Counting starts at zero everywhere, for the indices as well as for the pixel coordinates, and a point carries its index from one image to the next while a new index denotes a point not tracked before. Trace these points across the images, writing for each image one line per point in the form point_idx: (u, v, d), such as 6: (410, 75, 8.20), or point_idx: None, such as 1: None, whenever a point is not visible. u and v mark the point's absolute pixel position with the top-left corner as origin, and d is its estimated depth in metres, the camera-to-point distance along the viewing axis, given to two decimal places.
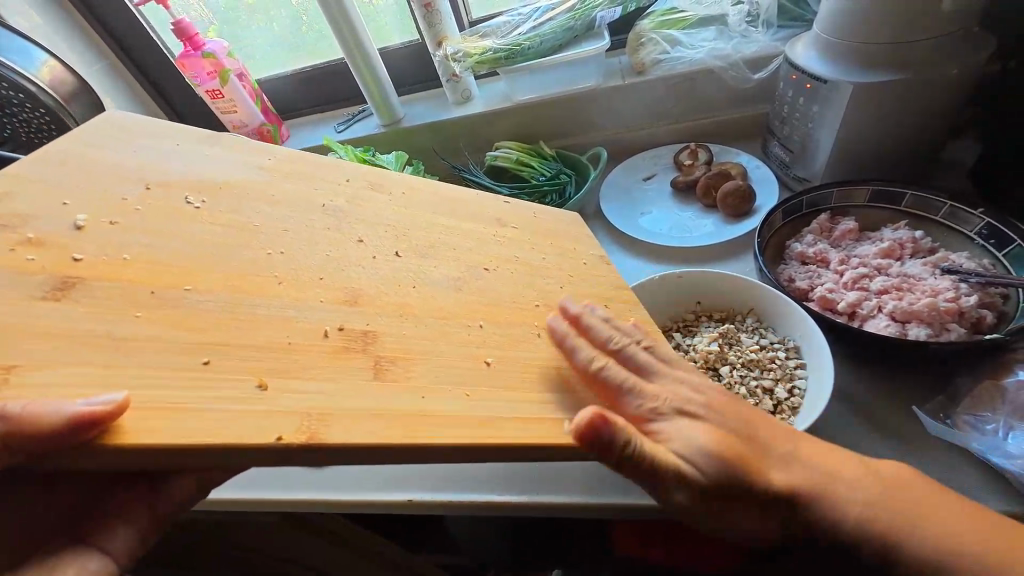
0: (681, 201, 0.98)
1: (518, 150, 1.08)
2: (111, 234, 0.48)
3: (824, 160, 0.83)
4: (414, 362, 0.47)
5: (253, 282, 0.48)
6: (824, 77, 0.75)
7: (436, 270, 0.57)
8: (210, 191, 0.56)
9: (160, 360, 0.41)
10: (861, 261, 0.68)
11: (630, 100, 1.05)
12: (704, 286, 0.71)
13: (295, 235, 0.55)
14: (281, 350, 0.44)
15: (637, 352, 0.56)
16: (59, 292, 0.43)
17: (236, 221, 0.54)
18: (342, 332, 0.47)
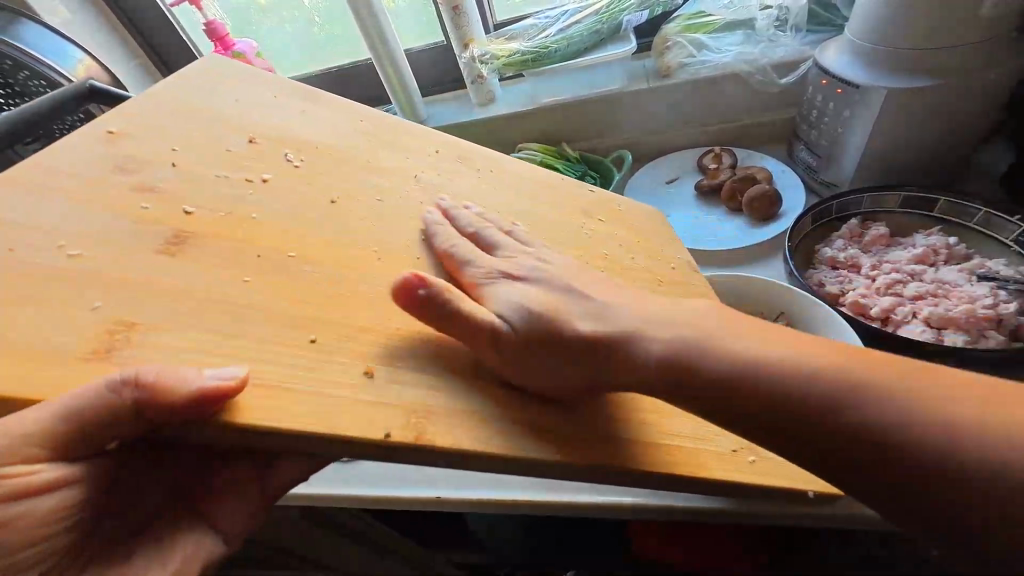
0: (705, 205, 0.98)
1: (541, 151, 1.09)
2: (221, 189, 0.51)
3: (852, 165, 0.83)
4: (508, 359, 0.48)
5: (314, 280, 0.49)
6: (857, 82, 0.75)
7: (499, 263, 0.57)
8: (299, 148, 0.60)
9: (270, 331, 0.41)
10: (894, 266, 0.68)
11: (655, 104, 1.05)
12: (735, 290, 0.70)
13: (389, 208, 0.58)
14: (386, 333, 0.45)
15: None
16: (173, 246, 0.44)
17: (316, 181, 0.57)
18: (444, 321, 0.48)
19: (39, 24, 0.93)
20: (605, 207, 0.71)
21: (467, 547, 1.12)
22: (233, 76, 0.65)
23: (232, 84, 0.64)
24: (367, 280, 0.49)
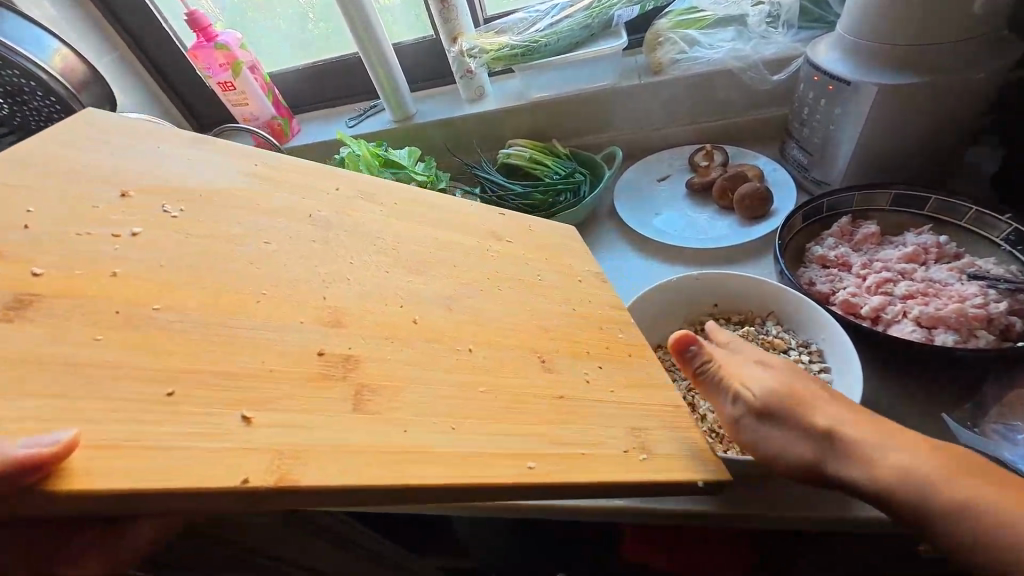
0: (696, 203, 0.97)
1: (532, 148, 1.08)
2: (84, 245, 0.47)
3: (843, 163, 0.82)
4: (401, 391, 0.46)
5: (234, 306, 0.47)
6: (848, 79, 0.74)
7: (427, 292, 0.58)
8: (174, 197, 0.56)
9: (118, 388, 0.38)
10: (884, 265, 0.67)
11: (646, 100, 1.05)
12: (722, 289, 0.70)
13: (280, 249, 0.56)
14: (258, 378, 0.42)
15: (573, 366, 0.55)
16: (10, 312, 0.41)
17: (210, 229, 0.54)
18: (321, 357, 0.46)
19: (14, 12, 0.90)
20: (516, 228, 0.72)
21: (456, 549, 1.11)
22: (109, 129, 0.61)
23: (111, 137, 0.61)
24: (236, 319, 0.46)
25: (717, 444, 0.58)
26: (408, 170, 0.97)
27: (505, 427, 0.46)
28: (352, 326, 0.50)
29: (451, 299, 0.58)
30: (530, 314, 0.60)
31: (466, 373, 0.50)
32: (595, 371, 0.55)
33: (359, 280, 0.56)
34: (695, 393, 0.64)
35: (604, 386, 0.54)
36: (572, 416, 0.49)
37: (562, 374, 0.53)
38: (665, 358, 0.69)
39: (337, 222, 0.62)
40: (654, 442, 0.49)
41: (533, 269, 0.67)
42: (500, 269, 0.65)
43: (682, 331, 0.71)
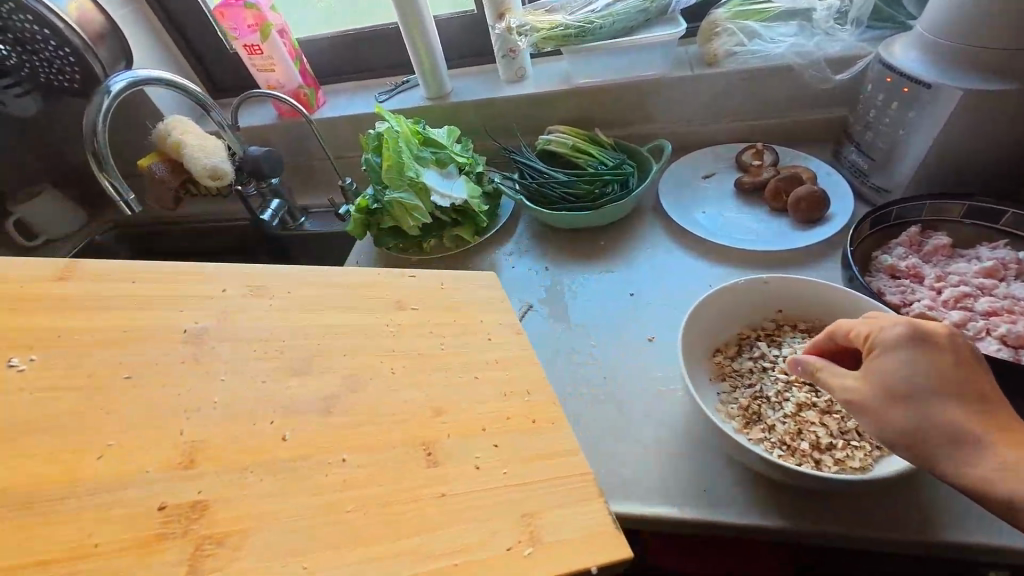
0: (745, 204, 0.93)
1: (574, 135, 1.03)
2: None
3: (909, 170, 0.79)
4: (248, 536, 0.37)
5: (58, 479, 0.36)
6: (928, 81, 0.71)
7: (314, 397, 0.47)
8: (18, 341, 0.43)
9: None
10: (960, 279, 0.64)
11: (697, 93, 1.00)
12: (789, 295, 0.66)
13: (141, 383, 0.43)
14: (78, 561, 0.33)
15: (462, 449, 0.47)
16: None
17: (75, 376, 0.42)
18: (162, 510, 0.36)
19: None
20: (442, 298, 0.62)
21: None
22: None
23: None
24: (68, 495, 0.36)
25: (789, 457, 0.55)
26: (448, 150, 0.92)
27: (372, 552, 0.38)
28: (205, 463, 0.40)
29: (335, 399, 0.48)
30: (419, 396, 0.50)
31: (327, 490, 0.41)
32: (489, 451, 0.47)
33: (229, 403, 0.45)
34: (761, 401, 0.60)
35: (495, 472, 0.46)
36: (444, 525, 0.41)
37: (447, 468, 0.45)
38: (723, 363, 0.65)
39: (215, 329, 0.50)
40: (545, 532, 0.42)
41: (432, 338, 0.57)
42: (395, 345, 0.54)
43: (742, 335, 0.67)
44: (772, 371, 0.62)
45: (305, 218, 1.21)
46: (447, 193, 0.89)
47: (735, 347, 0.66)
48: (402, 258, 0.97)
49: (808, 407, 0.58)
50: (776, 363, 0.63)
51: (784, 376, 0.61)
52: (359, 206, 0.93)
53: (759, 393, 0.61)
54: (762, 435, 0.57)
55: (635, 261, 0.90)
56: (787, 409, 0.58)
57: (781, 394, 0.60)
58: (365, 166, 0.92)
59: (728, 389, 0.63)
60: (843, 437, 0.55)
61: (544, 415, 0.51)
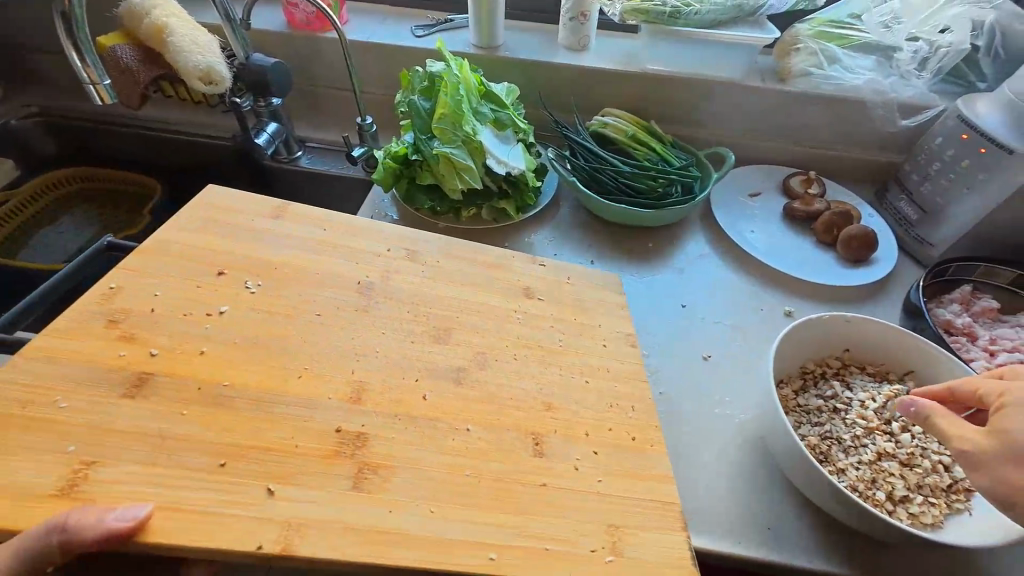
0: (791, 229, 0.92)
1: (632, 122, 0.95)
2: (188, 326, 0.59)
3: (960, 228, 0.81)
4: (394, 472, 0.53)
5: (282, 386, 0.57)
6: (1011, 146, 0.72)
7: (447, 358, 0.64)
8: (256, 275, 0.67)
9: (190, 460, 0.49)
10: (1012, 345, 0.67)
11: (761, 107, 0.97)
12: (860, 336, 0.65)
13: (333, 324, 0.64)
14: (286, 454, 0.52)
15: (566, 451, 0.58)
16: (134, 390, 0.53)
17: (280, 306, 0.64)
18: (338, 433, 0.55)
19: None
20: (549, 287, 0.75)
21: None
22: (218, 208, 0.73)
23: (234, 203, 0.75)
24: (283, 398, 0.56)
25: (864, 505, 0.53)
26: (507, 111, 0.81)
27: (493, 518, 0.52)
28: (368, 403, 0.58)
29: (464, 369, 0.64)
30: (535, 390, 0.63)
31: (455, 453, 0.56)
32: (589, 458, 0.58)
33: (383, 355, 0.63)
34: (831, 442, 0.58)
35: (591, 476, 0.56)
36: (547, 511, 0.53)
37: (551, 461, 0.57)
38: (790, 396, 0.62)
39: (380, 285, 0.70)
40: (625, 544, 0.52)
41: (551, 331, 0.70)
42: (513, 330, 0.69)
43: (807, 368, 0.65)
44: (844, 413, 0.60)
45: (302, 152, 1.04)
46: (504, 160, 0.78)
47: (801, 381, 0.64)
48: (431, 223, 0.85)
49: (887, 456, 0.56)
50: (849, 406, 0.61)
51: (860, 420, 0.59)
52: (394, 152, 0.80)
53: (830, 433, 0.59)
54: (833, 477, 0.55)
55: (684, 268, 0.86)
56: (863, 456, 0.56)
57: (857, 439, 0.58)
58: (407, 108, 0.78)
59: (796, 424, 0.60)
60: (919, 492, 0.54)
61: (640, 434, 0.61)
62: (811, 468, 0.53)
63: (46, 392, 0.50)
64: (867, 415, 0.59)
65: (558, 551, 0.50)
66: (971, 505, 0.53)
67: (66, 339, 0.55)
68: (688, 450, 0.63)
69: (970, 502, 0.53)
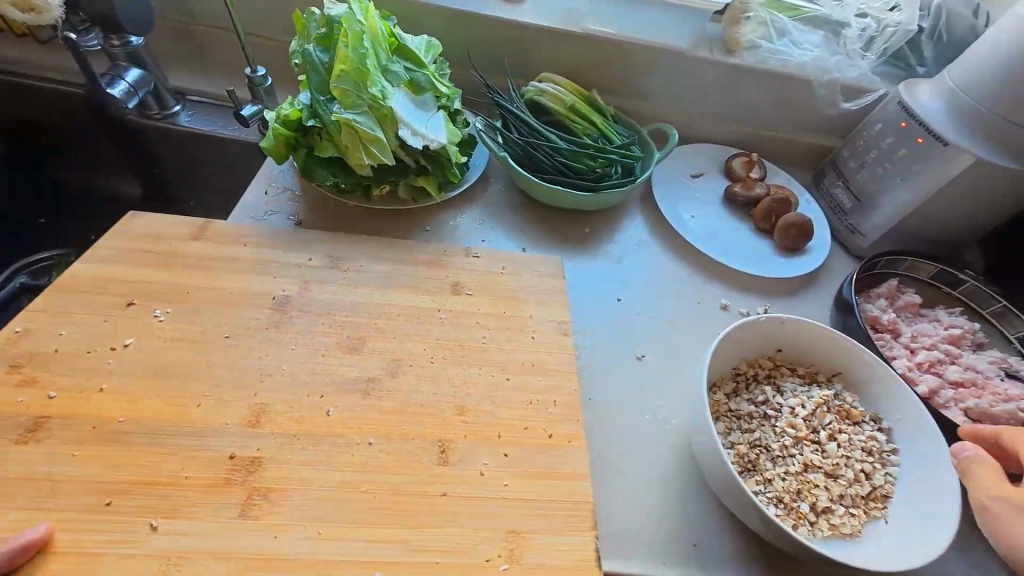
0: (732, 214, 0.88)
1: (572, 91, 0.85)
2: (86, 363, 0.53)
3: (891, 219, 0.80)
4: (286, 495, 0.48)
5: (177, 418, 0.51)
6: (946, 139, 0.71)
7: (354, 370, 0.56)
8: (159, 297, 0.59)
9: (73, 503, 0.45)
10: (931, 342, 0.67)
11: (705, 81, 0.91)
12: (794, 337, 0.62)
13: (240, 344, 0.57)
14: (175, 487, 0.47)
15: (472, 454, 0.52)
16: (28, 435, 0.48)
17: (190, 334, 0.57)
18: (230, 459, 0.49)
19: None
20: (482, 284, 0.66)
21: None
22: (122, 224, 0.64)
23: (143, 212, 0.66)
24: (179, 431, 0.51)
25: (786, 518, 0.52)
26: (425, 71, 0.68)
27: (385, 535, 0.47)
28: (267, 426, 0.52)
29: (373, 382, 0.56)
30: (451, 393, 0.56)
31: (350, 471, 0.50)
32: (494, 460, 0.52)
33: (293, 373, 0.56)
34: (759, 451, 0.56)
35: (496, 482, 0.50)
36: (445, 522, 0.48)
37: (455, 468, 0.51)
38: (721, 402, 0.59)
39: (299, 298, 0.62)
40: (525, 551, 0.47)
41: (476, 328, 0.61)
42: (439, 333, 0.60)
43: (740, 370, 0.62)
44: (774, 421, 0.58)
45: (180, 107, 0.86)
46: (420, 131, 0.66)
47: (732, 385, 0.61)
48: (339, 202, 0.73)
49: (813, 467, 0.55)
50: (779, 413, 0.58)
51: (789, 430, 0.57)
52: (285, 117, 0.65)
53: (759, 442, 0.57)
54: (757, 488, 0.53)
55: (621, 257, 0.80)
56: (790, 467, 0.55)
57: (785, 448, 0.56)
58: (300, 60, 0.64)
59: (725, 431, 0.57)
60: (840, 503, 0.53)
61: (559, 430, 0.55)
62: (738, 489, 0.50)
63: None
64: (796, 423, 0.57)
65: (450, 563, 0.46)
66: (886, 514, 0.54)
67: None
68: (606, 464, 0.58)
69: (885, 510, 0.54)
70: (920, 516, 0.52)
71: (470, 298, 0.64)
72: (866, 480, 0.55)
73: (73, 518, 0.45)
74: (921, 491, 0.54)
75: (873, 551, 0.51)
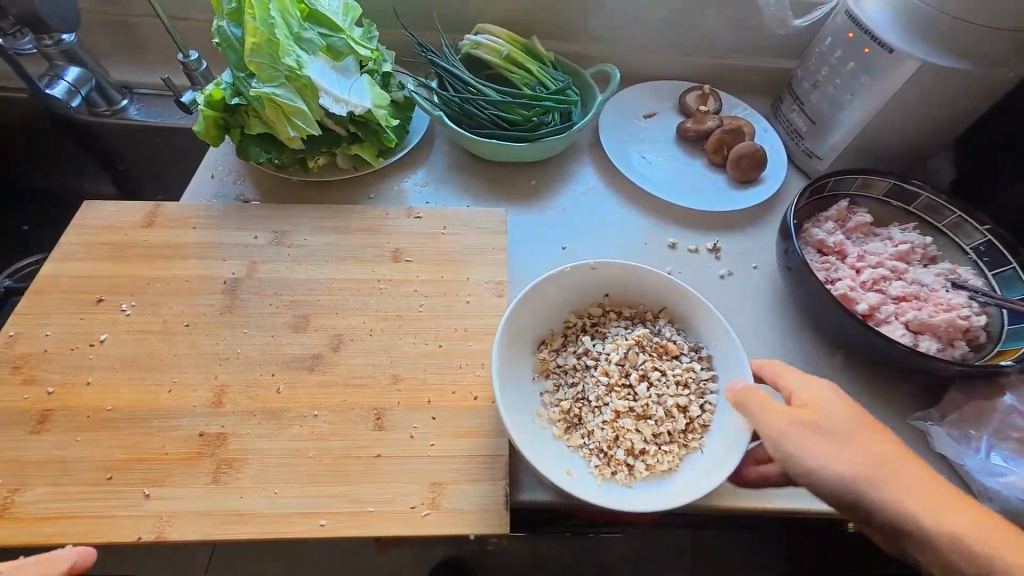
0: (684, 151, 0.86)
1: (508, 39, 0.83)
2: (74, 360, 0.56)
3: (843, 138, 0.77)
4: (247, 463, 0.51)
5: (150, 404, 0.54)
6: (892, 46, 0.67)
7: (302, 344, 0.59)
8: (125, 291, 0.61)
9: (79, 477, 0.50)
10: (878, 260, 0.66)
11: (648, 15, 0.88)
12: (617, 280, 0.61)
13: (200, 327, 0.59)
14: (158, 460, 0.51)
15: (406, 419, 0.54)
16: (39, 426, 0.52)
17: (154, 324, 0.59)
18: (201, 436, 0.52)
19: None
20: (428, 251, 0.67)
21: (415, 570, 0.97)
22: (80, 219, 0.66)
23: (103, 206, 0.68)
24: (152, 418, 0.53)
25: (604, 468, 0.51)
26: (343, 34, 0.68)
27: (327, 489, 0.50)
28: (230, 405, 0.54)
29: (320, 355, 0.58)
30: (387, 364, 0.58)
31: (302, 438, 0.53)
32: (425, 424, 0.54)
33: (246, 353, 0.58)
34: (582, 404, 0.55)
35: (425, 442, 0.53)
36: (378, 477, 0.51)
37: (390, 432, 0.54)
38: (548, 359, 0.58)
39: (247, 281, 0.63)
40: (446, 498, 0.51)
41: (413, 296, 0.63)
42: (381, 303, 0.62)
43: (568, 324, 0.61)
44: (594, 370, 0.57)
45: (128, 101, 0.87)
46: (343, 97, 0.67)
47: (561, 339, 0.60)
48: (281, 178, 0.74)
49: (626, 414, 0.54)
50: (599, 361, 0.58)
51: (604, 378, 0.56)
52: (209, 98, 0.66)
53: (581, 394, 0.56)
54: (579, 442, 0.53)
55: (569, 207, 0.79)
56: (605, 416, 0.54)
57: (602, 398, 0.55)
58: (216, 39, 0.65)
59: (552, 388, 0.57)
60: (656, 442, 0.53)
61: (485, 393, 0.57)
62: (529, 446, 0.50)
63: None
64: (613, 370, 0.57)
65: (380, 513, 0.49)
66: (704, 443, 0.53)
67: None
68: None
69: (703, 439, 0.53)
70: (734, 437, 0.51)
71: (417, 270, 0.65)
72: (683, 413, 0.55)
73: (83, 491, 0.49)
74: (732, 416, 0.53)
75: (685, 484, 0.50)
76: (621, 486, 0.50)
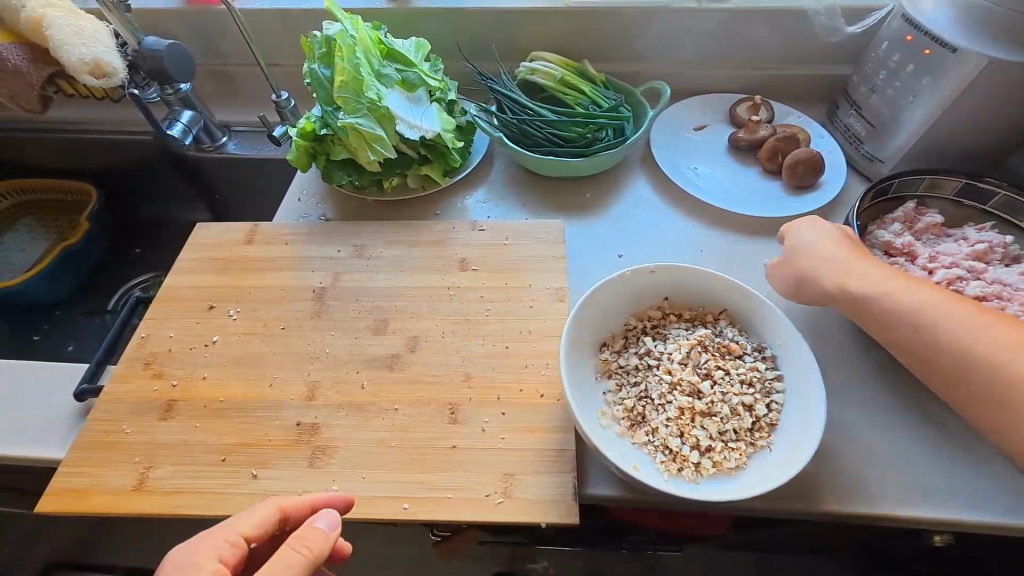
0: (737, 160, 0.87)
1: (561, 65, 0.89)
2: (192, 357, 0.65)
3: (905, 140, 0.76)
4: (337, 449, 0.57)
5: (254, 396, 0.61)
6: (955, 46, 0.67)
7: (381, 345, 0.65)
8: (232, 299, 0.70)
9: (199, 459, 0.57)
10: (952, 260, 0.64)
11: (697, 34, 0.91)
12: (676, 283, 0.63)
13: (292, 331, 0.67)
14: (263, 445, 0.57)
15: (477, 414, 0.58)
16: (166, 414, 0.60)
17: (257, 327, 0.67)
18: (298, 426, 0.58)
19: None
20: (493, 260, 0.72)
21: None
22: (195, 238, 0.77)
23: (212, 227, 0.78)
24: (256, 409, 0.60)
25: (670, 463, 0.53)
26: (415, 69, 0.76)
27: (409, 476, 0.54)
28: (321, 399, 0.61)
29: (398, 355, 0.64)
30: (458, 363, 0.62)
31: (384, 430, 0.58)
32: (495, 419, 0.58)
33: (333, 354, 0.64)
34: (645, 402, 0.57)
35: (496, 436, 0.57)
36: (453, 466, 0.55)
37: (463, 426, 0.58)
38: (610, 360, 0.60)
39: (332, 289, 0.70)
40: (517, 488, 0.54)
41: (480, 301, 0.68)
42: (452, 308, 0.68)
43: (628, 326, 0.63)
44: (657, 370, 0.59)
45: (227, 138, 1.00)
46: (416, 123, 0.74)
47: (622, 341, 0.62)
48: (358, 198, 0.82)
49: (691, 412, 0.56)
50: (661, 361, 0.59)
51: (667, 377, 0.58)
52: (302, 130, 0.75)
53: (645, 393, 0.58)
54: (644, 439, 0.55)
55: (624, 217, 0.82)
56: (669, 413, 0.56)
57: (665, 396, 0.57)
58: (308, 79, 0.74)
59: (614, 388, 0.59)
60: (722, 440, 0.54)
61: (551, 391, 0.60)
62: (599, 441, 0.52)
63: (115, 423, 0.60)
64: (676, 369, 0.58)
65: (457, 498, 0.53)
66: (771, 442, 0.53)
67: (116, 383, 0.63)
68: None
69: (770, 438, 0.54)
70: (804, 435, 0.51)
71: (483, 277, 0.70)
72: (748, 412, 0.55)
73: (202, 470, 0.56)
74: (800, 415, 0.53)
75: (754, 480, 0.51)
76: (688, 482, 0.51)
